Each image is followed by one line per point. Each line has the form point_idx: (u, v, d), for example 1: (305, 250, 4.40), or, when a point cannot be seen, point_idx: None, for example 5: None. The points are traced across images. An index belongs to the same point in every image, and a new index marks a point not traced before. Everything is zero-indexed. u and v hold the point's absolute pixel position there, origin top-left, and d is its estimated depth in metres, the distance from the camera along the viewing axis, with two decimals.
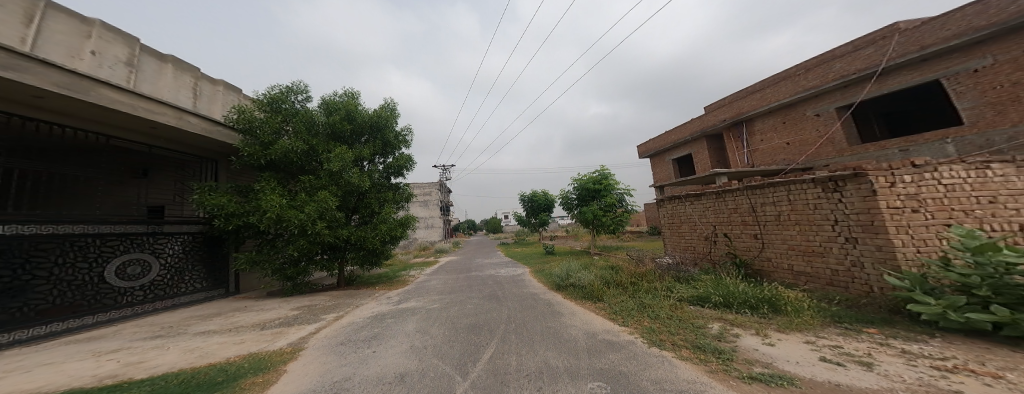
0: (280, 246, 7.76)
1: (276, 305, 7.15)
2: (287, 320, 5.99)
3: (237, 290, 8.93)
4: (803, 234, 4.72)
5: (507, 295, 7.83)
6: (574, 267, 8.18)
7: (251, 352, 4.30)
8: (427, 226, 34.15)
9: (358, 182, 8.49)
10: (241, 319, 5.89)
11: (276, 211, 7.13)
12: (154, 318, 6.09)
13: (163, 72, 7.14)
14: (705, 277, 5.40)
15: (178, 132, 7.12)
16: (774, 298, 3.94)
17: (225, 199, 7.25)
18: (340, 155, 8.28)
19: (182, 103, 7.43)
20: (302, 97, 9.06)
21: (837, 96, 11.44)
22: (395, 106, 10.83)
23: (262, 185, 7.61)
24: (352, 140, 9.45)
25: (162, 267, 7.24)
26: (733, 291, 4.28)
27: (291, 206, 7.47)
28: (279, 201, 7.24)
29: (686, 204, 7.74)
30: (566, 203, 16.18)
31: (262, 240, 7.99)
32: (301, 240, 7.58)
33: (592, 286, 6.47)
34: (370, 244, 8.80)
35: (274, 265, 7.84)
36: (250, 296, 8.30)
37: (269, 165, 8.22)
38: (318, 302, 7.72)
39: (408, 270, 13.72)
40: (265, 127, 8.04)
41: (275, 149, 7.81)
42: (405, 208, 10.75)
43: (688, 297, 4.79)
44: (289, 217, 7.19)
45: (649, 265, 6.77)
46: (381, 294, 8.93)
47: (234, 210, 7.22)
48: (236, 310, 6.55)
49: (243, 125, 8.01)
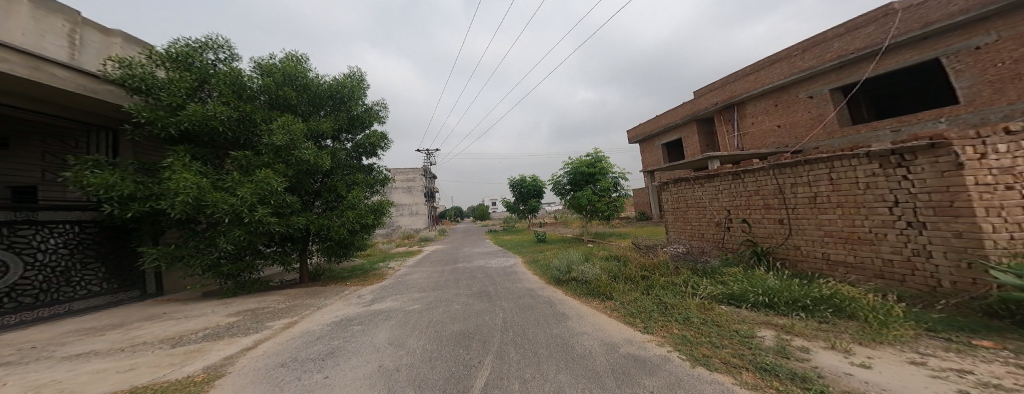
0: (213, 238, 6.46)
1: (212, 310, 5.95)
2: (217, 331, 4.84)
3: (160, 291, 8.01)
4: (848, 218, 4.13)
5: (499, 291, 6.99)
6: (574, 257, 7.37)
7: (132, 387, 3.17)
8: (411, 213, 32.81)
9: (314, 159, 7.35)
10: (144, 333, 4.69)
11: (195, 193, 5.87)
12: (20, 340, 4.76)
13: (16, 10, 5.51)
14: (732, 270, 4.69)
15: (35, 87, 5.76)
16: (838, 297, 3.26)
17: (124, 178, 5.98)
18: (286, 126, 7.10)
19: (52, 53, 5.90)
20: (223, 56, 7.83)
21: (832, 77, 10.95)
22: (361, 74, 9.86)
23: (172, 162, 6.22)
24: (305, 112, 8.55)
25: (31, 267, 6.24)
26: (779, 289, 3.58)
27: (218, 187, 6.30)
28: (197, 181, 5.94)
29: (693, 187, 7.11)
30: (556, 188, 15.29)
31: (188, 231, 6.72)
32: (237, 230, 6.32)
33: (597, 282, 5.69)
34: (336, 234, 7.81)
35: (206, 263, 6.56)
36: (185, 297, 7.04)
37: (185, 136, 6.88)
38: (263, 304, 6.56)
39: (388, 261, 12.60)
40: (171, 89, 6.61)
41: (183, 116, 6.42)
42: (381, 193, 9.83)
43: (718, 295, 4.05)
44: (213, 201, 5.94)
45: (659, 255, 6.00)
46: (350, 292, 7.88)
47: (135, 191, 5.90)
48: (147, 320, 5.32)
49: (133, 83, 6.56)
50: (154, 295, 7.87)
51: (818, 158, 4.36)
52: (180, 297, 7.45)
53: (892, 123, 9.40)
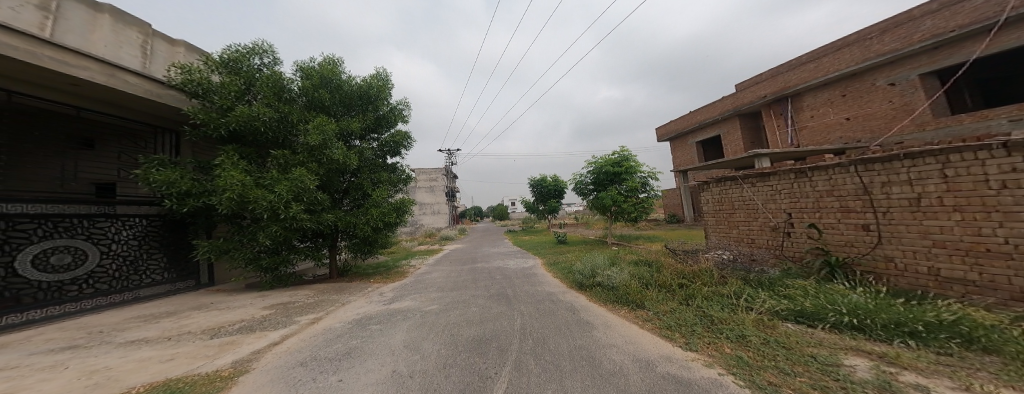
0: (252, 233, 6.60)
1: (250, 302, 6.04)
2: (252, 323, 4.84)
3: (211, 281, 8.26)
4: (972, 226, 3.50)
5: (517, 293, 6.62)
6: (598, 261, 6.82)
7: (167, 379, 3.09)
8: (433, 212, 33.20)
9: (343, 158, 7.37)
10: (190, 322, 4.77)
11: (239, 190, 6.00)
12: (86, 323, 4.98)
13: (97, 24, 5.99)
14: (795, 283, 4.05)
15: (110, 93, 6.03)
16: (964, 325, 2.62)
17: (183, 175, 6.18)
18: (321, 126, 7.23)
19: (126, 62, 6.33)
20: (268, 61, 7.99)
21: (924, 59, 10.83)
22: (387, 74, 9.91)
23: (223, 160, 6.40)
24: (337, 112, 8.67)
25: (106, 256, 6.44)
26: (867, 308, 3.03)
27: (259, 184, 6.39)
28: (242, 179, 6.08)
29: (742, 187, 6.47)
30: (579, 188, 14.67)
31: (235, 225, 6.84)
32: (273, 226, 6.41)
33: (628, 288, 5.14)
34: (360, 231, 7.84)
35: (248, 256, 6.69)
36: (225, 289, 7.23)
37: (234, 137, 7.04)
38: (298, 298, 6.61)
39: (408, 259, 12.62)
40: (223, 91, 6.81)
41: (233, 116, 6.57)
42: (404, 191, 9.85)
43: (782, 311, 3.46)
44: (255, 197, 6.04)
45: (701, 261, 5.30)
46: (373, 289, 7.86)
47: (191, 188, 6.07)
48: (193, 309, 5.44)
49: (193, 87, 6.73)
50: (206, 285, 8.11)
51: (926, 151, 3.77)
52: (223, 288, 7.72)
53: None
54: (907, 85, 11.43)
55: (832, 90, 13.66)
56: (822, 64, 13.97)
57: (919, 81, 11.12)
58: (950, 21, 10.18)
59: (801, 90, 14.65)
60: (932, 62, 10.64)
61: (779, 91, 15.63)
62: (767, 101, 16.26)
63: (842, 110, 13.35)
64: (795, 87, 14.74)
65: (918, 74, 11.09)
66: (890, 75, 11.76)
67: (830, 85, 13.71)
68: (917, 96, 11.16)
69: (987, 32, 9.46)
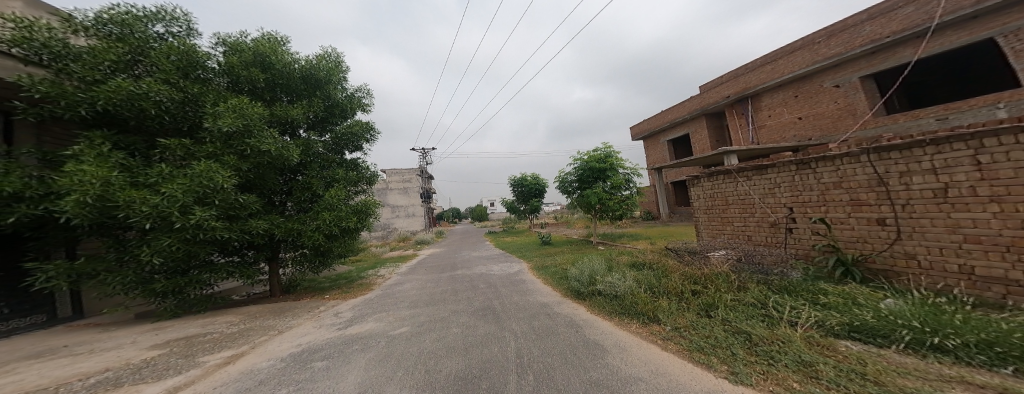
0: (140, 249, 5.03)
1: (133, 340, 5.08)
2: (117, 373, 3.94)
3: (77, 314, 6.60)
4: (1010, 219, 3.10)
5: (506, 306, 5.87)
6: (596, 265, 6.20)
7: None
8: (407, 215, 31.32)
9: (279, 152, 6.30)
10: (15, 382, 3.77)
11: (100, 188, 4.61)
12: None
13: None
14: (834, 288, 3.49)
15: None
16: None
17: (11, 172, 4.91)
18: (237, 108, 5.88)
19: None
20: (178, 31, 6.53)
21: (863, 63, 11.44)
22: (339, 55, 8.67)
23: (82, 150, 4.90)
24: (271, 96, 7.32)
25: None
26: (960, 324, 2.45)
27: (138, 184, 5.04)
28: (116, 178, 4.77)
29: (735, 181, 6.10)
30: (563, 186, 14.05)
31: (110, 241, 5.27)
32: (165, 237, 5.07)
33: (637, 298, 4.51)
34: (309, 240, 6.63)
35: (130, 280, 5.26)
36: (96, 329, 5.77)
37: (110, 120, 5.52)
38: (211, 330, 5.44)
39: (377, 268, 11.25)
40: (92, 59, 5.33)
41: (98, 91, 5.09)
42: (368, 191, 8.70)
43: (837, 327, 2.85)
44: (125, 199, 4.65)
45: (709, 262, 4.73)
46: (328, 308, 6.61)
47: (24, 189, 4.77)
48: (34, 358, 4.54)
49: (31, 48, 5.18)
50: (68, 319, 6.43)
51: (956, 136, 3.36)
52: (98, 322, 6.20)
53: (937, 111, 9.48)
54: (849, 86, 12.01)
55: (785, 91, 14.21)
56: (776, 66, 14.48)
57: (860, 83, 11.72)
58: (885, 28, 10.58)
59: (759, 91, 15.17)
60: (870, 65, 11.19)
61: (740, 92, 16.06)
62: (729, 101, 16.73)
63: (795, 109, 13.91)
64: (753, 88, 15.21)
65: (858, 77, 11.67)
66: (835, 77, 12.32)
67: (783, 86, 14.25)
68: (859, 97, 11.79)
69: (916, 38, 10.03)
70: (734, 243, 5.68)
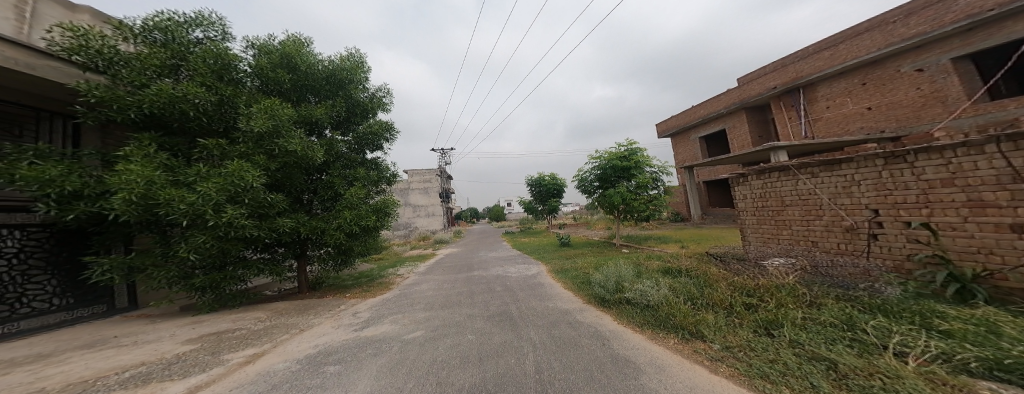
0: (175, 245, 5.04)
1: (172, 332, 4.91)
2: (148, 368, 3.86)
3: (133, 305, 6.85)
4: None
5: (523, 312, 5.46)
6: (623, 270, 5.66)
7: None
8: (427, 214, 31.70)
9: (304, 151, 6.21)
10: (56, 374, 3.74)
11: (144, 186, 4.51)
12: None
13: None
14: (960, 310, 2.57)
15: None
16: None
17: (72, 172, 4.86)
18: (269, 109, 5.84)
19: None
20: (215, 36, 6.57)
21: (955, 42, 10.02)
22: (362, 55, 8.68)
23: (130, 150, 4.88)
24: (297, 96, 7.37)
25: None
26: None
27: (178, 182, 4.94)
28: (156, 175, 4.62)
29: (798, 178, 5.25)
30: (583, 186, 13.38)
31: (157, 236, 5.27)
32: (200, 235, 4.94)
33: (671, 310, 3.95)
34: (331, 238, 6.60)
35: (174, 274, 5.21)
36: (146, 316, 5.88)
37: (155, 123, 5.55)
38: (243, 326, 5.33)
39: (397, 267, 11.21)
40: (137, 64, 5.37)
41: (143, 95, 5.10)
42: (387, 191, 8.65)
43: (968, 362, 2.07)
44: (165, 195, 4.51)
45: (770, 271, 4.03)
46: (347, 307, 6.53)
47: (81, 188, 4.76)
48: (77, 346, 4.61)
49: (87, 55, 5.26)
50: (125, 310, 6.72)
51: None
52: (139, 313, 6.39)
53: None
54: (936, 70, 10.52)
55: (849, 78, 12.78)
56: (837, 51, 13.05)
57: (951, 65, 10.21)
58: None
59: (814, 80, 13.75)
60: (965, 44, 9.81)
61: (791, 82, 14.66)
62: (776, 93, 15.31)
63: (862, 99, 12.41)
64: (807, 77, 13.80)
65: (949, 58, 10.19)
66: (917, 60, 10.88)
67: (846, 73, 12.83)
68: (950, 81, 10.27)
69: None
70: (798, 251, 4.80)
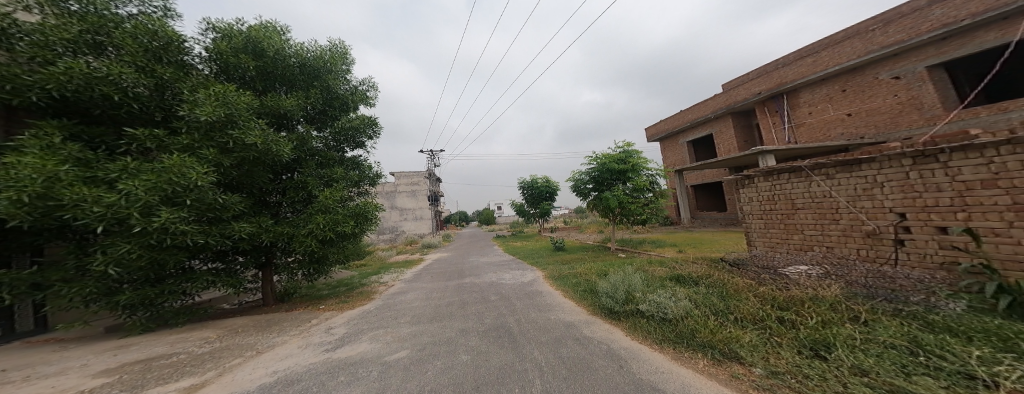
0: (94, 255, 4.17)
1: (85, 362, 4.02)
2: None
3: (43, 327, 5.48)
4: None
5: (521, 324, 4.94)
6: (632, 279, 5.21)
7: None
8: (414, 218, 30.66)
9: (266, 146, 5.36)
10: None
11: (43, 185, 3.64)
12: None
13: None
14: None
15: None
16: None
17: None
18: (220, 95, 5.01)
19: None
20: (158, 9, 5.57)
21: (931, 51, 10.32)
22: (343, 44, 7.88)
23: (30, 140, 4.00)
24: (264, 85, 6.49)
25: None
26: None
27: (97, 179, 4.07)
28: (63, 171, 3.78)
29: (811, 180, 4.99)
30: (576, 188, 13.03)
31: (70, 246, 4.40)
32: (122, 243, 4.10)
33: (695, 327, 3.47)
34: (301, 246, 5.79)
35: (90, 291, 4.35)
36: (60, 341, 4.90)
37: (71, 108, 4.61)
38: (182, 351, 4.46)
39: (381, 274, 10.37)
40: (44, 36, 4.43)
41: (46, 74, 4.21)
42: (369, 193, 7.88)
43: None
44: (72, 196, 3.69)
45: (798, 282, 3.66)
46: (319, 322, 5.72)
47: None
48: None
49: None
50: (29, 333, 5.34)
51: None
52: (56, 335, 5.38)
53: None
54: (913, 77, 10.82)
55: (830, 85, 13.10)
56: (819, 59, 13.32)
57: (927, 73, 10.53)
58: (961, 9, 9.55)
59: (797, 86, 14.04)
60: (940, 53, 10.10)
61: (774, 88, 14.91)
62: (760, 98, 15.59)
63: (843, 105, 12.70)
64: (791, 84, 14.05)
65: (925, 66, 10.50)
66: (894, 67, 11.21)
67: (828, 80, 13.14)
68: (926, 88, 10.57)
69: (1003, 20, 8.92)
70: (817, 257, 4.50)
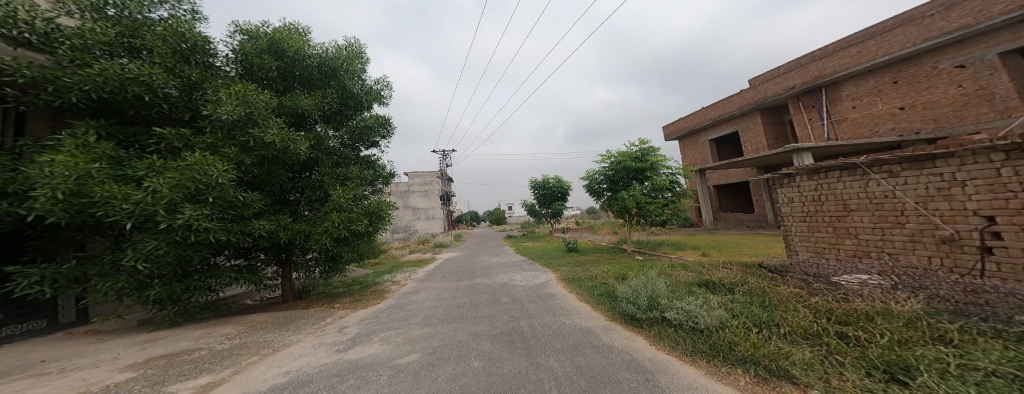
0: (124, 251, 4.27)
1: (114, 356, 4.12)
2: None
3: (82, 319, 5.73)
4: None
5: (535, 329, 4.69)
6: (654, 284, 4.85)
7: None
8: (428, 217, 30.95)
9: (283, 144, 5.42)
10: None
11: (74, 182, 3.76)
12: None
13: None
14: None
15: None
16: None
17: None
18: (241, 95, 5.10)
19: None
20: (186, 11, 5.75)
21: (1005, 36, 9.36)
22: (359, 43, 7.95)
23: (67, 139, 4.13)
24: (284, 86, 6.60)
25: None
26: None
27: (126, 177, 4.17)
28: (96, 169, 3.87)
29: (868, 179, 4.54)
30: (592, 188, 12.60)
31: (107, 241, 4.53)
32: (150, 240, 4.18)
33: (735, 338, 3.11)
34: (317, 243, 5.84)
35: (123, 286, 4.46)
36: (94, 334, 5.08)
37: (103, 108, 4.77)
38: (204, 346, 4.52)
39: (393, 272, 10.40)
40: (82, 39, 4.61)
41: (83, 75, 4.35)
42: (383, 191, 7.93)
43: None
44: (106, 192, 3.77)
45: (859, 294, 3.25)
46: (334, 320, 5.74)
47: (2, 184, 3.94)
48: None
49: (14, 28, 4.45)
50: (71, 325, 5.59)
51: None
52: (89, 327, 5.59)
53: None
54: (981, 66, 9.81)
55: (878, 76, 12.03)
56: (865, 48, 12.24)
57: (999, 60, 9.52)
58: None
59: (839, 78, 12.99)
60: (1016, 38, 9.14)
61: (811, 81, 13.89)
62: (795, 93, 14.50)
63: (894, 98, 11.63)
64: (831, 76, 13.03)
65: (996, 52, 9.51)
66: (958, 55, 10.21)
67: (875, 71, 12.11)
68: (998, 77, 9.55)
69: None
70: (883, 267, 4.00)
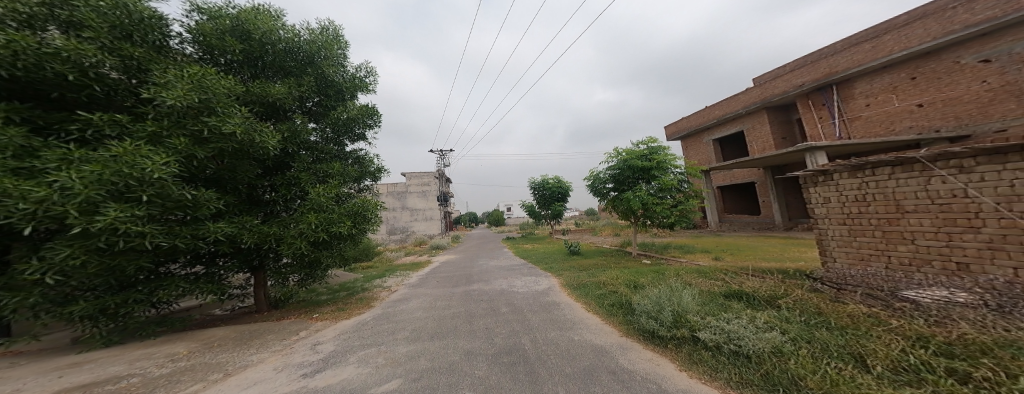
0: (35, 260, 3.54)
1: (21, 388, 3.37)
2: None
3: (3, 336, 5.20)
4: None
5: (541, 346, 4.01)
6: (678, 295, 4.19)
7: None
8: (425, 219, 30.19)
9: (246, 137, 4.73)
10: None
11: None
12: None
13: None
14: None
15: None
16: None
17: None
18: (195, 77, 4.41)
19: None
20: None
21: None
22: (336, 27, 7.25)
23: None
24: (252, 72, 5.91)
25: None
26: None
27: (32, 171, 3.45)
28: None
29: (930, 177, 4.09)
30: (595, 187, 11.93)
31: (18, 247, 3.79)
32: (63, 246, 3.44)
33: (801, 371, 2.59)
34: (289, 248, 5.12)
35: (40, 302, 3.73)
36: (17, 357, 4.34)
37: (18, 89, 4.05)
38: (139, 372, 3.75)
39: (384, 277, 9.65)
40: None
41: None
42: (371, 189, 7.29)
43: None
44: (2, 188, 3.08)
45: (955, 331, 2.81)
46: (307, 335, 5.01)
47: None
48: None
49: None
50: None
51: None
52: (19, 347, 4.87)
53: None
54: (1008, 60, 9.24)
55: (894, 73, 11.49)
56: (881, 43, 11.62)
57: None
58: None
59: (852, 75, 12.39)
60: None
61: (821, 78, 13.32)
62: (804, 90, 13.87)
63: (913, 95, 11.07)
64: (843, 72, 12.44)
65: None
66: (982, 50, 9.66)
67: (891, 67, 11.55)
68: None
69: None
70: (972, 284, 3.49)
